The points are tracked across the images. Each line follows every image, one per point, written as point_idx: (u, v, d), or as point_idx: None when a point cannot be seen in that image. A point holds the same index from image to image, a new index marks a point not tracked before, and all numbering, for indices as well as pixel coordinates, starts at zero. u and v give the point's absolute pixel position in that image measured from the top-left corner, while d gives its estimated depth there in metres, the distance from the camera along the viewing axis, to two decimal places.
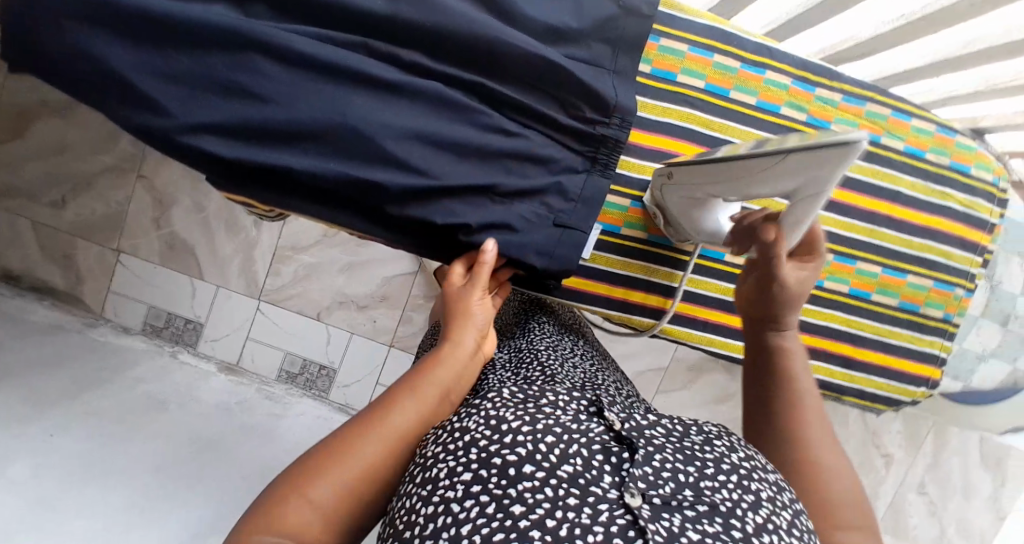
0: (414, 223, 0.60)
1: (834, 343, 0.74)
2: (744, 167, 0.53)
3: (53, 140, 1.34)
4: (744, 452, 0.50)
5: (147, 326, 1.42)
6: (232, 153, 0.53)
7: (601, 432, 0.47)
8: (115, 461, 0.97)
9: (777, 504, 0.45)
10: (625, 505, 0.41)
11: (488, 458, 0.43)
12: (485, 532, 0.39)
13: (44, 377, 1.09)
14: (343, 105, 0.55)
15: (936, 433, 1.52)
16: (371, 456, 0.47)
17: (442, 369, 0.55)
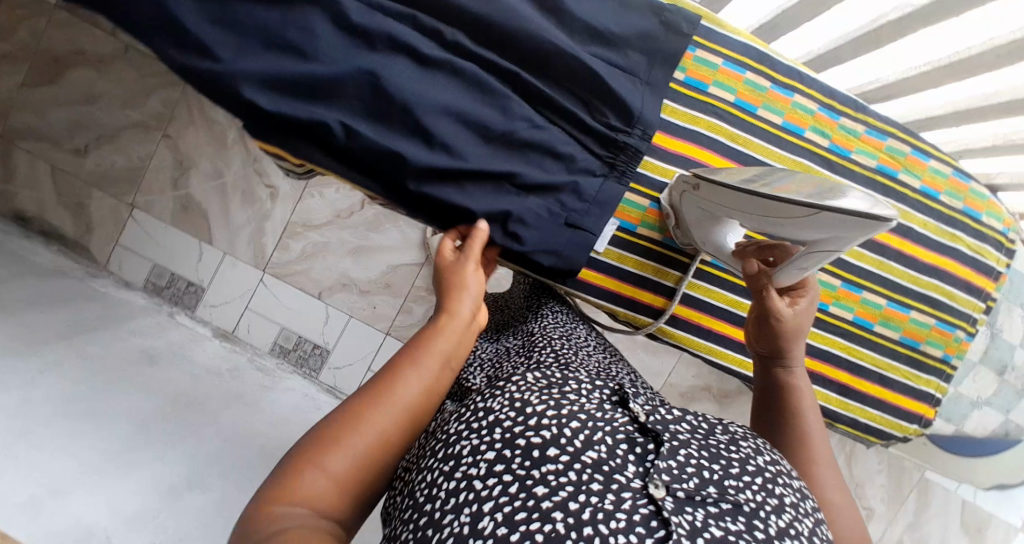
0: (425, 201, 0.58)
1: (834, 369, 0.74)
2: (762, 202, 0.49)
3: (85, 89, 1.36)
4: (768, 457, 0.52)
5: (149, 283, 1.43)
6: (272, 103, 0.54)
7: (626, 423, 0.49)
8: (99, 407, 0.95)
9: (801, 509, 0.46)
10: (648, 495, 0.42)
11: (513, 439, 0.44)
12: (507, 511, 0.40)
13: (41, 318, 1.09)
14: (383, 70, 0.55)
15: (919, 492, 1.52)
16: (379, 427, 0.45)
17: (446, 337, 0.51)
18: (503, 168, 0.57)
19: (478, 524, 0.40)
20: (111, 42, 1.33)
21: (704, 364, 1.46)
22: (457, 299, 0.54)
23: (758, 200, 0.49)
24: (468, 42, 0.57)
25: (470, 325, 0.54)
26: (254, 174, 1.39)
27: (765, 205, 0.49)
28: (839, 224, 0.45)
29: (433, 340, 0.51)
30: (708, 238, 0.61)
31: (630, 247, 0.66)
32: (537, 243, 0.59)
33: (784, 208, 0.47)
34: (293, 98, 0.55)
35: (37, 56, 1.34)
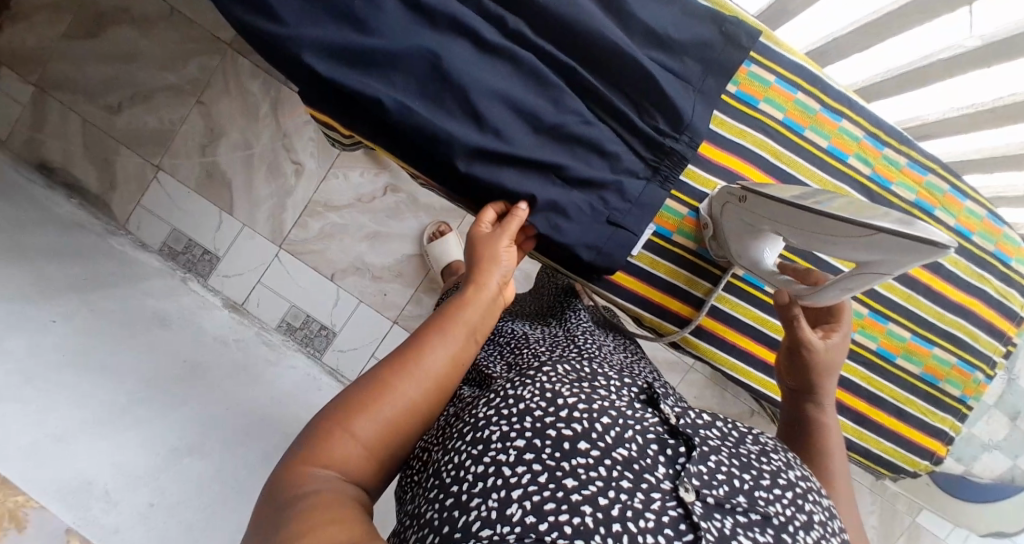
0: (468, 181, 0.58)
1: (852, 396, 0.75)
2: (815, 220, 0.49)
3: (125, 47, 1.37)
4: (799, 473, 0.51)
5: (165, 247, 1.43)
6: (329, 70, 0.54)
7: (656, 424, 0.49)
8: (105, 360, 0.95)
9: (828, 528, 0.47)
10: (678, 497, 0.42)
11: (544, 429, 0.44)
12: (536, 500, 0.40)
13: (58, 269, 1.09)
14: (443, 51, 0.56)
15: (909, 536, 1.50)
16: (408, 395, 0.45)
17: (474, 312, 0.51)
18: (550, 159, 0.58)
19: (506, 511, 0.40)
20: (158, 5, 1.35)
21: (706, 385, 1.45)
22: (487, 274, 0.54)
23: (811, 217, 0.49)
24: (529, 33, 0.58)
25: (496, 300, 0.54)
26: (281, 150, 1.40)
27: (816, 223, 0.49)
28: (891, 251, 0.45)
29: (460, 313, 0.51)
30: (745, 252, 0.60)
31: (663, 253, 0.67)
32: (576, 238, 0.59)
33: (836, 227, 0.48)
34: (351, 67, 0.55)
35: (83, 10, 1.36)
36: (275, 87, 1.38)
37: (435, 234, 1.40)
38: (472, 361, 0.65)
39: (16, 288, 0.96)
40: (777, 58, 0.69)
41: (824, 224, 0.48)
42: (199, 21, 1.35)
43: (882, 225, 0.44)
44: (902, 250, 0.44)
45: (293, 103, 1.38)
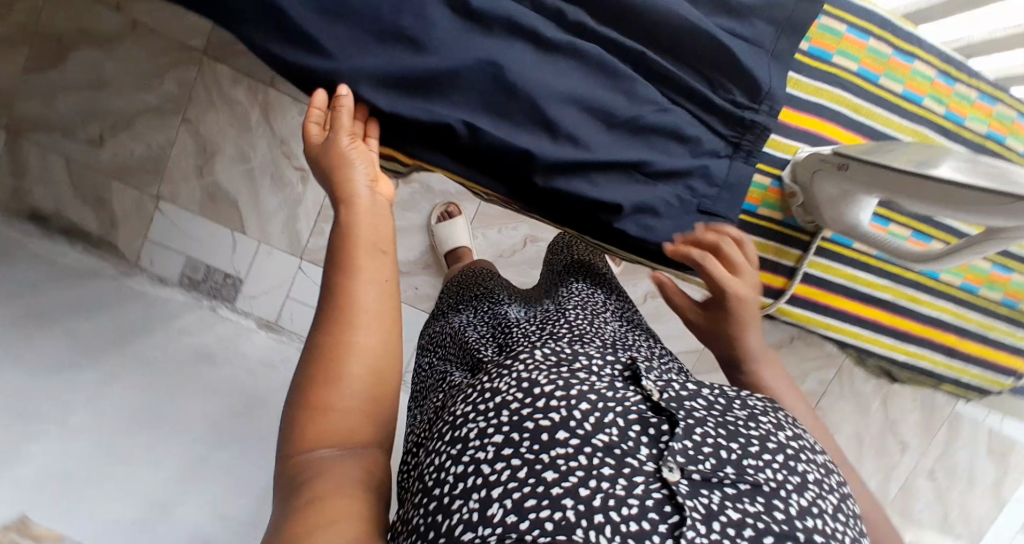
0: (553, 195, 0.56)
1: (939, 333, 0.77)
2: (926, 187, 0.50)
3: (93, 73, 1.26)
4: (790, 432, 0.47)
5: (185, 278, 1.38)
6: (394, 105, 0.51)
7: (638, 402, 0.44)
8: (164, 411, 0.95)
9: (824, 487, 0.43)
10: (661, 478, 0.38)
11: (521, 421, 0.41)
12: (516, 497, 0.36)
13: (92, 324, 1.06)
14: (507, 59, 0.51)
15: (950, 425, 1.60)
16: (365, 345, 0.44)
17: (364, 236, 0.49)
18: (632, 156, 0.55)
19: (488, 511, 0.36)
20: (118, 19, 1.23)
21: None
22: (349, 187, 0.51)
23: (927, 185, 0.49)
24: (591, 22, 0.53)
25: (374, 200, 0.52)
26: (282, 157, 1.33)
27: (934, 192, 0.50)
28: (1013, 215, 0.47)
29: (352, 233, 0.49)
30: (840, 216, 0.60)
31: (752, 228, 0.65)
32: (667, 233, 0.59)
33: (962, 198, 0.48)
34: (414, 96, 0.51)
35: (36, 40, 1.25)
36: (262, 90, 1.29)
37: (444, 215, 1.38)
38: (467, 345, 0.64)
39: (54, 360, 0.94)
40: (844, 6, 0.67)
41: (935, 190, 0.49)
42: (166, 31, 1.24)
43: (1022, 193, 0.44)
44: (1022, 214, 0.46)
45: (284, 105, 1.30)
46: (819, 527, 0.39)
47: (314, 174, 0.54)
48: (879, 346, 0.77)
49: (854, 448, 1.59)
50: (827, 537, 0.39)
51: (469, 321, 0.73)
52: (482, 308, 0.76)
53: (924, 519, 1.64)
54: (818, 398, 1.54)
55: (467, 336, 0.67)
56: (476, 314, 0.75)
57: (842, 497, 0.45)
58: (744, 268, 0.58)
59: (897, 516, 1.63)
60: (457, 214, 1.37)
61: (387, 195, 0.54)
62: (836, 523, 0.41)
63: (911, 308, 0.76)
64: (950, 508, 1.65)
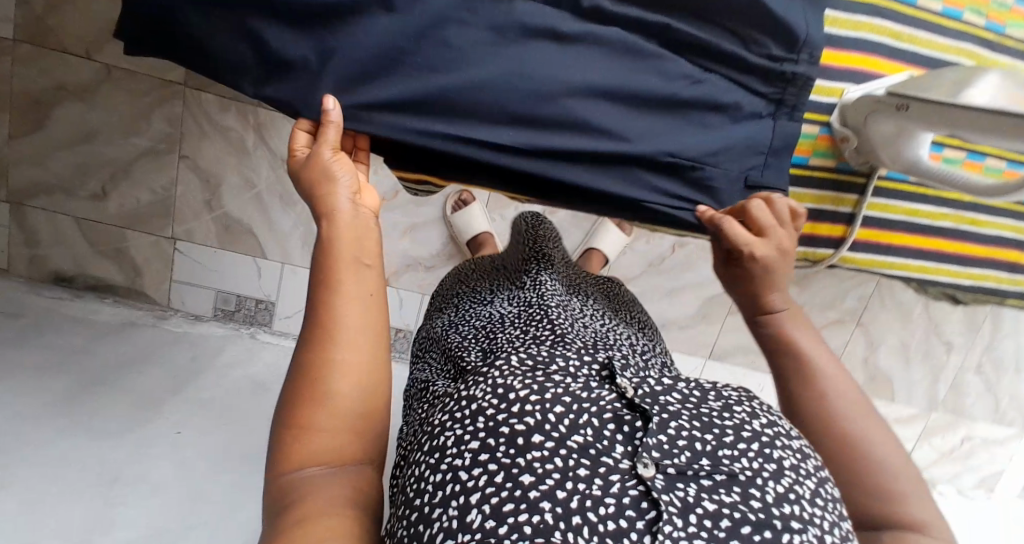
0: (590, 195, 0.56)
1: (1004, 251, 0.74)
2: (1000, 120, 0.46)
3: (79, 126, 1.23)
4: (767, 419, 0.46)
5: (219, 311, 1.38)
6: (423, 134, 0.50)
7: (613, 401, 0.44)
8: (226, 449, 1.02)
9: (800, 472, 0.42)
10: (637, 475, 0.39)
11: (496, 427, 0.42)
12: (494, 503, 0.37)
13: (145, 378, 1.07)
14: (526, 63, 0.49)
15: (992, 318, 1.60)
16: (349, 361, 0.43)
17: (346, 251, 0.47)
18: (668, 136, 0.54)
19: (466, 518, 0.37)
20: (89, 66, 1.18)
21: None
22: (332, 200, 0.48)
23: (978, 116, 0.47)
24: (609, 3, 0.49)
25: (357, 214, 0.49)
26: (286, 175, 1.30)
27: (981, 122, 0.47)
28: None
29: (333, 247, 0.46)
30: (899, 157, 0.56)
31: (805, 183, 0.63)
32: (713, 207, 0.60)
33: (1014, 128, 0.45)
34: (439, 120, 0.50)
35: (13, 103, 1.21)
36: (251, 111, 1.25)
37: (458, 204, 1.36)
38: (451, 349, 0.67)
39: (121, 422, 0.98)
40: None
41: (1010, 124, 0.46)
42: (141, 69, 1.19)
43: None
44: None
45: (277, 123, 1.26)
46: (795, 513, 0.39)
47: (294, 184, 0.51)
48: (945, 276, 0.74)
49: (900, 356, 1.60)
50: (803, 522, 0.39)
51: (452, 322, 0.76)
52: (463, 307, 0.79)
53: (974, 410, 1.68)
54: (858, 314, 1.55)
55: (451, 341, 0.69)
56: (457, 311, 0.78)
57: (821, 482, 0.44)
58: (771, 230, 0.55)
59: (946, 411, 1.68)
60: (472, 200, 1.35)
61: (371, 207, 0.51)
62: (814, 508, 0.40)
63: (974, 232, 0.72)
64: (998, 396, 1.68)
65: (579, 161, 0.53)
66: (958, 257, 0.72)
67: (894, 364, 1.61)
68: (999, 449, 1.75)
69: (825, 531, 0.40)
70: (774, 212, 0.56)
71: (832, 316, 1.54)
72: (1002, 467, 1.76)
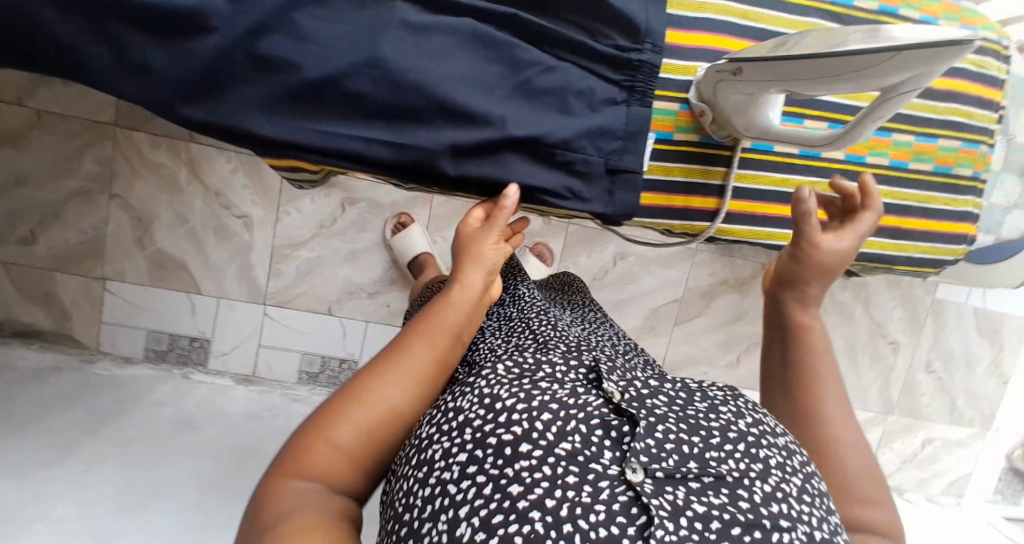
0: (469, 181, 0.57)
1: (925, 222, 0.76)
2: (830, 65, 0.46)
3: (7, 171, 1.22)
4: (751, 419, 0.49)
5: (150, 352, 1.34)
6: (283, 130, 0.51)
7: (601, 406, 0.45)
8: (149, 482, 0.96)
9: (786, 470, 0.44)
10: (626, 481, 0.39)
11: (483, 438, 0.42)
12: (483, 515, 0.37)
13: (62, 418, 1.03)
14: (378, 51, 0.49)
15: (935, 313, 1.63)
16: (391, 395, 0.49)
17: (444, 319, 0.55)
18: (534, 120, 0.54)
19: (456, 531, 0.37)
20: (19, 113, 1.20)
21: (716, 260, 1.50)
22: (466, 271, 0.59)
23: (815, 64, 0.47)
24: None
25: (470, 301, 0.58)
26: (221, 209, 1.30)
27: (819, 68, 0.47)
28: (912, 66, 0.43)
29: (445, 308, 0.56)
30: (752, 122, 0.57)
31: (672, 156, 0.63)
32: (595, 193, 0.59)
33: (844, 66, 0.45)
34: (300, 117, 0.51)
35: None
36: (182, 147, 1.26)
37: (398, 226, 1.35)
38: None
39: (30, 459, 0.92)
40: None
41: (841, 67, 0.45)
42: (72, 112, 1.21)
43: (903, 44, 0.42)
44: (928, 60, 0.42)
45: (208, 156, 1.27)
46: (783, 510, 0.40)
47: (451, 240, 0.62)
48: (868, 248, 0.75)
49: (849, 358, 1.62)
50: (794, 520, 0.40)
51: None
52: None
53: (931, 410, 1.69)
54: None
55: None
56: None
57: (807, 477, 0.46)
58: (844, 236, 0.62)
59: (904, 413, 1.68)
60: (410, 222, 1.34)
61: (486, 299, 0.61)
62: (802, 506, 0.41)
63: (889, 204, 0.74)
64: (952, 394, 1.70)
65: (447, 155, 0.53)
66: (881, 229, 0.74)
67: (844, 366, 1.62)
68: (964, 451, 1.74)
69: (814, 527, 0.41)
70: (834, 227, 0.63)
71: None
72: (971, 469, 1.75)
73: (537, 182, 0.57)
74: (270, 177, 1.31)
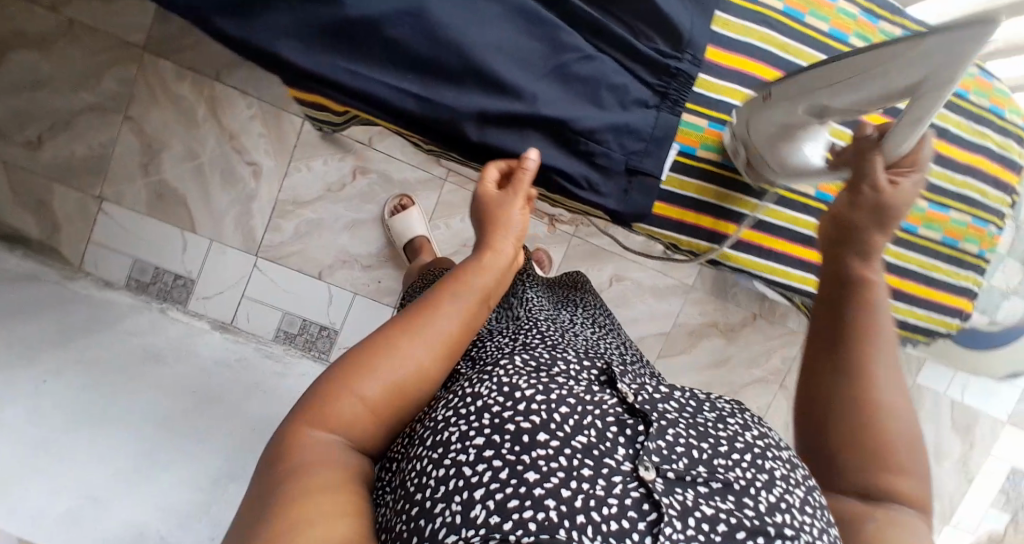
0: (490, 151, 0.56)
1: (925, 288, 0.79)
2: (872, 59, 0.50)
3: (27, 73, 1.21)
4: (757, 432, 0.51)
5: (132, 281, 1.33)
6: (312, 61, 0.50)
7: (615, 405, 0.48)
8: (106, 409, 0.88)
9: (790, 482, 0.46)
10: (638, 477, 0.42)
11: (502, 424, 0.43)
12: (498, 498, 0.38)
13: (30, 326, 1.00)
14: (426, 2, 0.49)
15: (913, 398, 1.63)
16: (415, 356, 0.48)
17: (480, 284, 0.53)
18: (565, 104, 0.55)
19: (470, 513, 0.38)
20: (53, 18, 1.19)
21: (709, 301, 1.50)
22: (499, 235, 0.56)
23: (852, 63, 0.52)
24: None
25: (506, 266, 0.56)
26: (232, 153, 1.30)
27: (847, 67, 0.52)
28: (935, 54, 0.46)
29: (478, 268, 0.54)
30: (782, 157, 0.63)
31: (692, 171, 0.67)
32: (609, 191, 0.60)
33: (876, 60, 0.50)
34: (333, 52, 0.50)
35: None
36: (207, 85, 1.26)
37: (398, 208, 1.34)
38: None
39: None
40: None
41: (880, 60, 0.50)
42: (105, 28, 1.21)
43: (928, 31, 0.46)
44: (949, 48, 0.44)
45: (231, 98, 1.27)
46: (787, 520, 0.43)
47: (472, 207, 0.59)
48: None
49: None
50: (796, 530, 0.43)
51: None
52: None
53: None
54: (784, 376, 1.56)
55: None
56: None
57: (810, 490, 0.48)
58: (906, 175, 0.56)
59: None
60: (410, 205, 1.34)
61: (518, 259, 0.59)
62: (804, 516, 0.44)
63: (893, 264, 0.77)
64: None
65: (472, 119, 0.53)
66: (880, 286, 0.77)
67: None
68: None
69: (816, 537, 0.44)
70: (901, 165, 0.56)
71: (758, 374, 1.56)
72: None
73: (559, 165, 0.57)
74: (288, 131, 1.31)
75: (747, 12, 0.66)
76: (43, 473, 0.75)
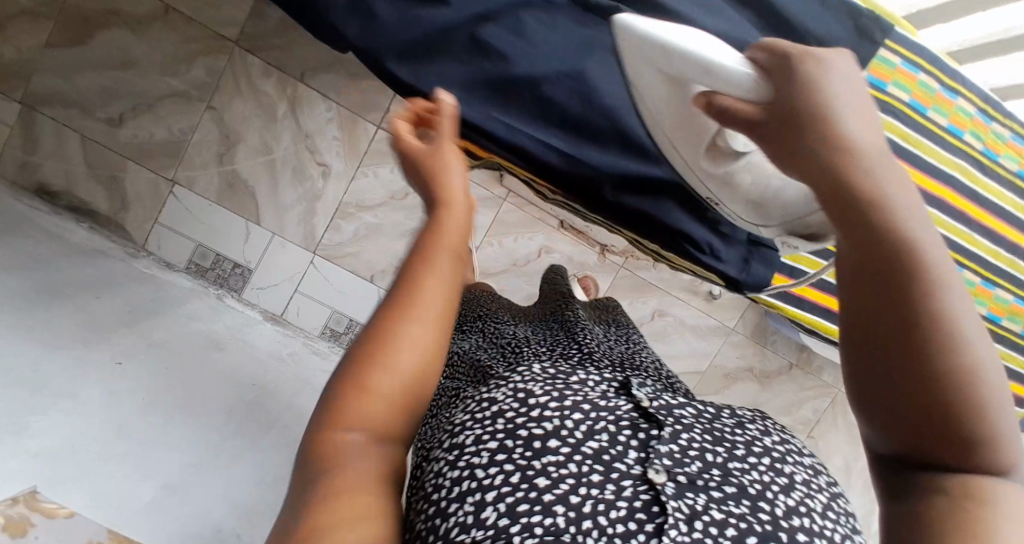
0: (631, 213, 0.62)
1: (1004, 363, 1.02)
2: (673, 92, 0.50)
3: (118, 53, 1.25)
4: (779, 436, 0.46)
5: (192, 265, 1.37)
6: (472, 112, 0.54)
7: (628, 410, 0.43)
8: (176, 395, 0.90)
9: (812, 486, 0.41)
10: (648, 480, 0.38)
11: (516, 430, 0.40)
12: (510, 501, 0.35)
13: (103, 303, 1.02)
14: (580, 72, 0.55)
15: None
16: (418, 343, 0.33)
17: (452, 239, 0.38)
18: None
19: (483, 514, 0.35)
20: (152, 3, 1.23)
21: (749, 346, 1.52)
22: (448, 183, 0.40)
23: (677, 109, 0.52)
24: None
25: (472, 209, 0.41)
26: (305, 151, 1.32)
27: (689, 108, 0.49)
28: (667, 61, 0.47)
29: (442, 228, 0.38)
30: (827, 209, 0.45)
31: None
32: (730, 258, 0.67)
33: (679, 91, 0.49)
34: (492, 106, 0.55)
35: (63, 14, 1.22)
36: (291, 84, 1.29)
37: None
38: (478, 362, 0.62)
39: (70, 335, 0.88)
40: (912, 46, 0.81)
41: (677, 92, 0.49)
42: (199, 18, 1.23)
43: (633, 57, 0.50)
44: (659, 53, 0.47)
45: (312, 99, 1.30)
46: (807, 525, 0.37)
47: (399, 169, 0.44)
48: None
49: (843, 477, 1.62)
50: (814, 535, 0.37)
51: (478, 342, 0.71)
52: (489, 332, 0.74)
53: None
54: (811, 426, 1.58)
55: (478, 357, 0.64)
56: (481, 333, 0.74)
57: (834, 497, 0.43)
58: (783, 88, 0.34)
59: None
60: None
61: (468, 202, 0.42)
62: (825, 521, 0.38)
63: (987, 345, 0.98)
64: None
65: (614, 182, 0.59)
66: None
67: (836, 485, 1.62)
68: None
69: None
70: (803, 56, 0.34)
71: (785, 421, 1.58)
72: None
73: (689, 230, 0.63)
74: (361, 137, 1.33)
75: (881, 100, 0.81)
76: (120, 459, 0.74)
